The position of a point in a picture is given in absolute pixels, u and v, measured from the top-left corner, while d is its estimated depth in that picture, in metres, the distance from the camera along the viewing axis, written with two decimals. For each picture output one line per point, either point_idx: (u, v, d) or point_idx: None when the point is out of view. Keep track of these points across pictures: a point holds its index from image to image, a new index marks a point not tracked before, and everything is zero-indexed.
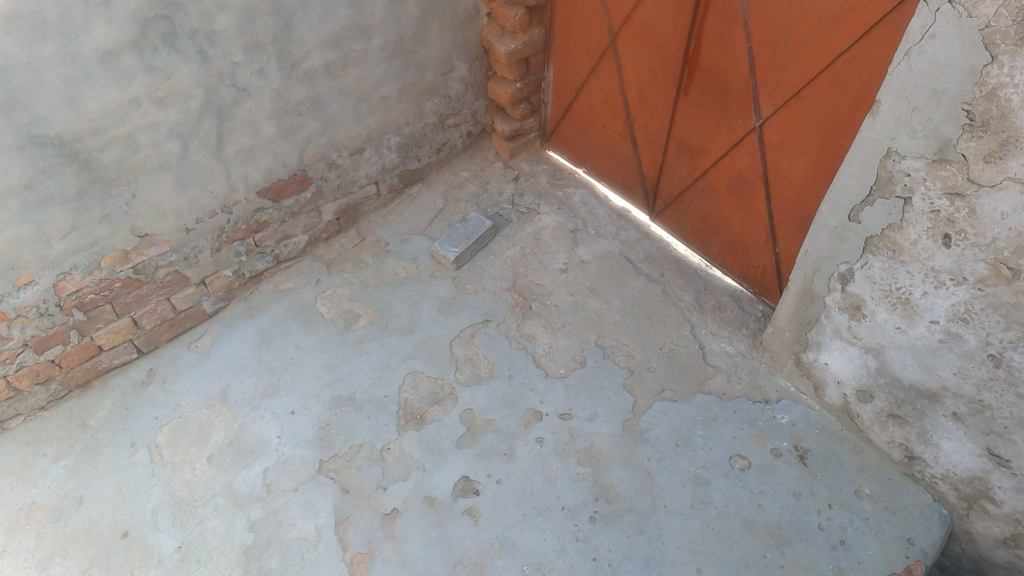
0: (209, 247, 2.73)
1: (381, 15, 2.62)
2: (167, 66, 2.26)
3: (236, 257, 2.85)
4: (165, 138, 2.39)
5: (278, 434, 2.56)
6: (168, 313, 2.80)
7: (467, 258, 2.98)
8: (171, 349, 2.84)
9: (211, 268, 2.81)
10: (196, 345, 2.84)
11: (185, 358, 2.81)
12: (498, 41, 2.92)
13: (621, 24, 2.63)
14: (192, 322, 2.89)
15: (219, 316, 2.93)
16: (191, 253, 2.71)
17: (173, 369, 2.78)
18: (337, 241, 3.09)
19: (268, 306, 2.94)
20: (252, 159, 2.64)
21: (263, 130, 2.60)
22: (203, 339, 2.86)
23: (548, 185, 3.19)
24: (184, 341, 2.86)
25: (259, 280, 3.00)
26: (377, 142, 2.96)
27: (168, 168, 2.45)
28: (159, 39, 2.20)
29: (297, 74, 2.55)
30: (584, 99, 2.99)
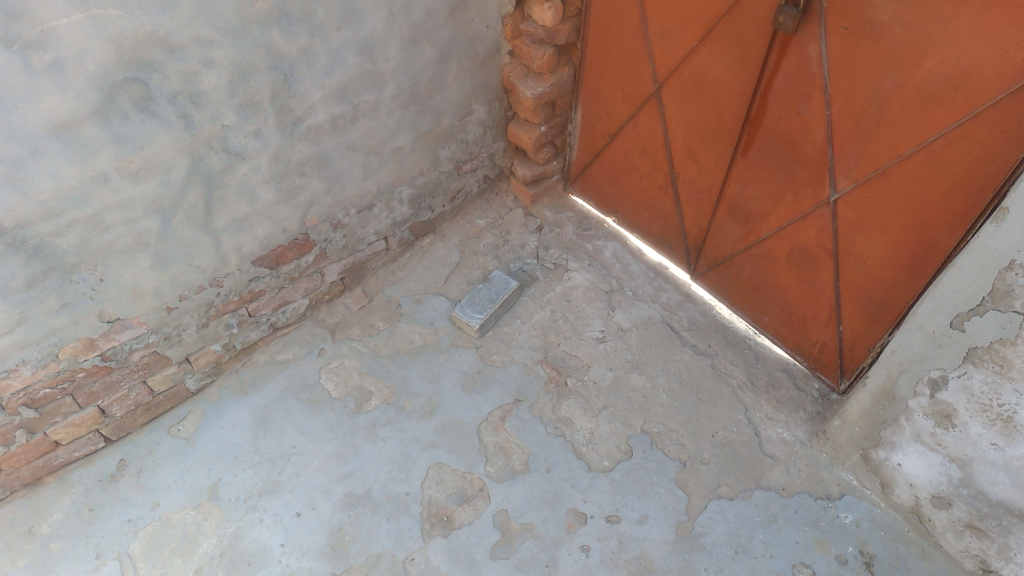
0: (194, 323, 2.39)
1: (395, 61, 2.27)
2: (142, 136, 1.90)
3: (226, 330, 2.51)
4: (141, 216, 2.04)
5: (280, 542, 2.24)
6: (144, 397, 2.47)
7: (491, 324, 2.63)
8: (147, 436, 2.52)
9: (196, 345, 2.47)
10: (178, 431, 2.52)
11: (165, 446, 2.49)
12: (521, 82, 2.58)
13: (668, 73, 2.32)
14: (174, 402, 2.57)
15: (205, 395, 2.60)
16: (173, 332, 2.37)
17: (150, 461, 2.46)
18: (341, 302, 2.75)
19: (263, 381, 2.60)
20: (247, 228, 2.28)
21: (260, 195, 2.24)
22: (187, 422, 2.54)
23: (575, 237, 2.87)
24: (163, 424, 2.54)
25: (252, 350, 2.66)
26: (388, 197, 2.61)
27: (144, 247, 2.10)
28: (130, 106, 1.84)
29: (299, 132, 2.19)
30: (617, 146, 2.66)
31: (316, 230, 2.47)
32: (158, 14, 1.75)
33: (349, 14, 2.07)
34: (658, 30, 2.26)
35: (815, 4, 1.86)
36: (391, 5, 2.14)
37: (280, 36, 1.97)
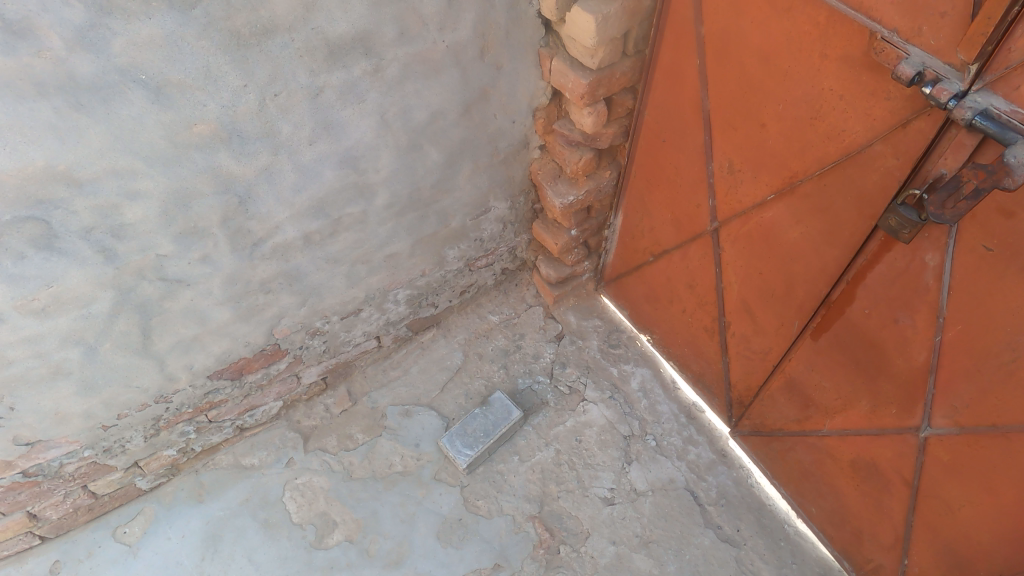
0: (139, 435, 2.11)
1: (388, 170, 1.77)
2: (48, 273, 1.48)
3: (180, 436, 2.22)
4: (56, 348, 1.66)
5: None
6: (86, 499, 2.21)
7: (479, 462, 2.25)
8: (90, 534, 2.25)
9: (144, 452, 2.19)
10: (123, 534, 2.24)
11: (106, 551, 2.21)
12: (551, 185, 2.10)
13: (730, 215, 1.78)
14: (122, 500, 2.30)
15: (158, 494, 2.32)
16: (113, 445, 2.09)
17: (87, 567, 2.18)
18: (321, 402, 2.43)
19: (221, 489, 2.31)
20: (198, 348, 1.90)
21: (214, 316, 1.83)
22: (134, 525, 2.26)
23: (599, 355, 2.43)
24: (108, 523, 2.27)
25: (216, 450, 2.38)
26: (380, 300, 2.18)
27: (65, 375, 1.74)
28: (26, 245, 1.41)
29: (262, 252, 1.74)
30: (660, 268, 2.16)
31: (287, 344, 2.11)
32: (53, 147, 1.30)
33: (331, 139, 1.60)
34: (724, 163, 1.71)
35: None
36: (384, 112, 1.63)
37: (231, 159, 1.49)
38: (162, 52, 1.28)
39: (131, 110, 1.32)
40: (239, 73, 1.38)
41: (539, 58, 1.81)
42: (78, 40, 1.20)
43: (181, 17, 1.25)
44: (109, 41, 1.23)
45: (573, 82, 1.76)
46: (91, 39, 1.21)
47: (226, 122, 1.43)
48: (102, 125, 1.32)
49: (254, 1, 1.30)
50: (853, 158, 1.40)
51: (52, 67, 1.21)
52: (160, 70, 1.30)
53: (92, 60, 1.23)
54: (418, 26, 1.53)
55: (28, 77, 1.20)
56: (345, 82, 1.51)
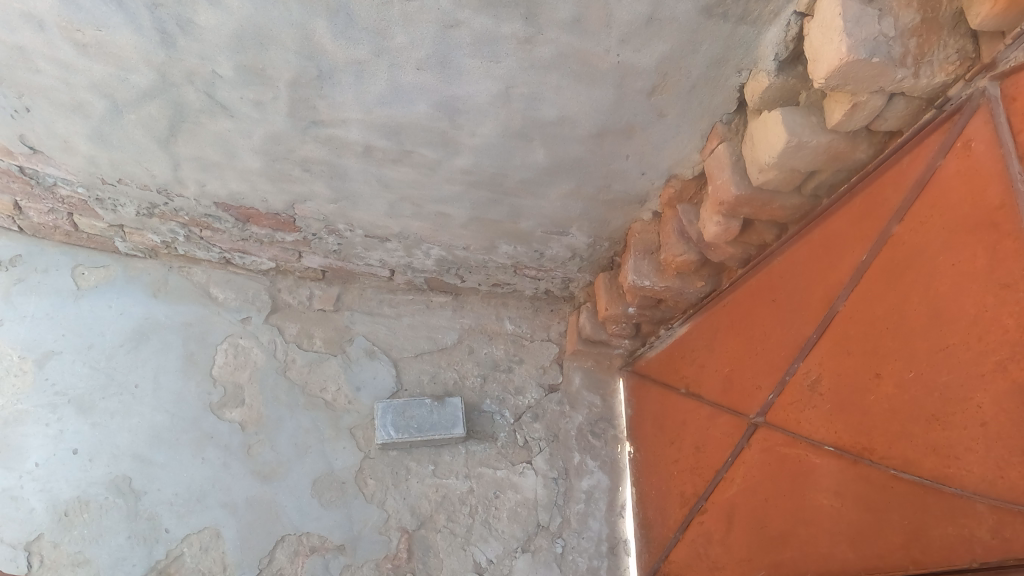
0: (132, 207, 2.01)
1: (484, 140, 1.53)
2: (101, 16, 1.35)
3: (171, 232, 2.09)
4: (84, 88, 1.56)
5: (39, 462, 1.93)
6: (66, 224, 2.16)
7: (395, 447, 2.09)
8: (55, 254, 2.21)
9: (133, 223, 2.10)
10: (80, 275, 2.19)
11: (58, 278, 2.17)
12: (636, 256, 1.81)
13: (779, 425, 1.45)
14: (97, 245, 2.22)
15: (128, 263, 2.23)
16: (108, 200, 2.02)
17: (35, 279, 2.16)
18: (308, 288, 2.27)
19: (178, 298, 2.21)
20: (216, 174, 1.76)
21: (242, 158, 1.68)
22: (93, 273, 2.20)
23: (573, 433, 2.18)
24: (75, 256, 2.21)
25: (198, 264, 2.26)
26: (411, 244, 1.99)
27: (83, 115, 1.65)
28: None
29: (317, 134, 1.55)
30: (682, 405, 1.86)
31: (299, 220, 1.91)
32: None
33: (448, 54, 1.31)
34: (811, 374, 1.37)
35: None
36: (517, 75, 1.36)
37: (327, 32, 1.29)
38: None
39: None
40: None
41: (710, 131, 1.49)
42: None
43: None
44: None
45: (723, 183, 1.45)
46: None
47: None
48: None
49: None
50: None
51: None
52: None
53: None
54: (598, 24, 1.25)
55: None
56: (487, 32, 1.26)
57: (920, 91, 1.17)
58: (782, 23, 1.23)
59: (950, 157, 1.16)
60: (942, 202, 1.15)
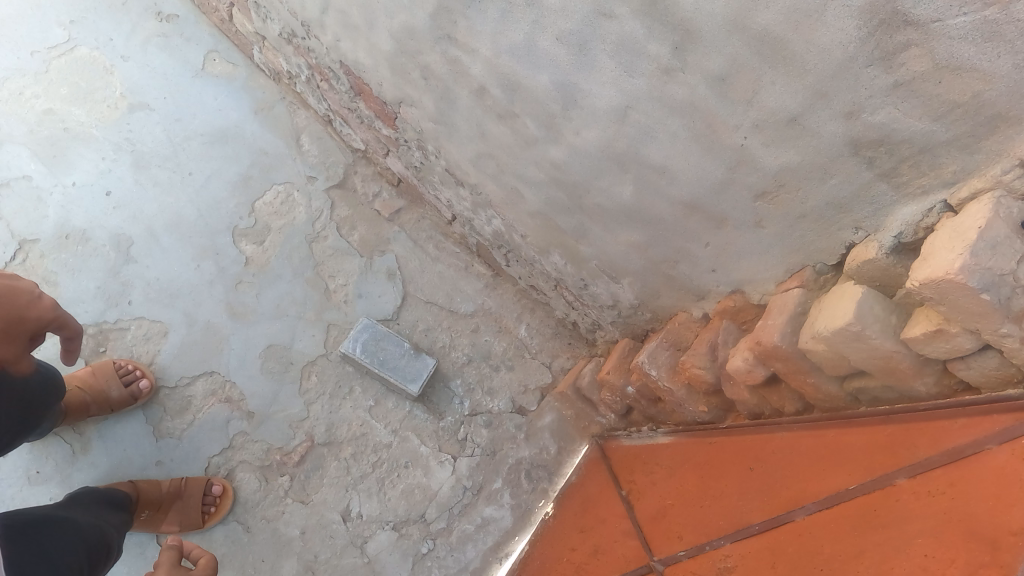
0: (279, 26, 2.02)
1: (583, 144, 1.45)
2: None
3: (298, 67, 2.11)
4: None
5: (77, 183, 2.04)
6: (224, 13, 2.20)
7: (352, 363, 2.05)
8: (203, 32, 2.27)
9: (273, 42, 2.11)
10: (209, 60, 2.25)
11: (191, 51, 2.24)
12: (662, 343, 1.72)
13: None
14: (238, 44, 2.27)
15: (253, 74, 2.26)
16: (264, 8, 2.03)
17: (175, 41, 2.24)
18: (379, 186, 2.25)
19: (272, 126, 2.22)
20: (352, 37, 1.78)
21: (378, 35, 1.67)
22: (220, 65, 2.25)
23: (510, 461, 2.08)
24: (217, 42, 2.27)
25: (306, 108, 2.27)
26: (479, 202, 1.95)
27: None
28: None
29: (445, 50, 1.52)
30: (611, 504, 1.72)
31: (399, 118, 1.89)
32: None
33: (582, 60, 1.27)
34: (727, 560, 1.21)
35: None
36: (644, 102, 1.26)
37: None
38: None
39: None
40: None
41: (797, 268, 1.34)
42: None
43: None
44: None
45: (770, 325, 1.32)
46: None
47: None
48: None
49: None
50: None
51: None
52: None
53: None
54: (740, 96, 1.12)
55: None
56: (631, 39, 1.16)
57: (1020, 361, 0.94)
58: (923, 205, 1.06)
59: (1001, 447, 0.89)
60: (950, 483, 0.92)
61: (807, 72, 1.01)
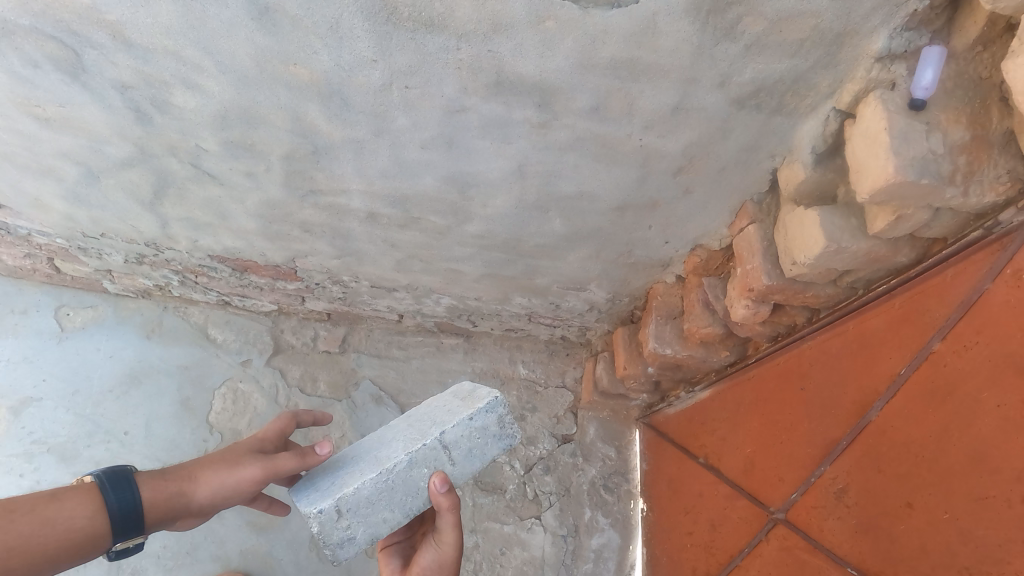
0: (121, 255, 1.88)
1: (498, 211, 1.42)
2: (61, 95, 1.15)
3: (163, 278, 1.97)
4: (54, 158, 1.39)
5: None
6: (48, 267, 2.01)
7: (420, 425, 1.14)
8: (36, 294, 2.08)
9: (120, 269, 1.96)
10: (64, 316, 2.06)
11: (39, 321, 2.04)
12: (659, 322, 1.74)
13: (801, 524, 1.37)
14: (81, 284, 2.08)
15: (118, 303, 2.10)
16: (94, 249, 1.86)
17: (14, 321, 2.03)
18: (313, 329, 2.14)
19: (173, 344, 2.06)
20: (208, 233, 1.65)
21: (236, 219, 1.56)
22: (78, 314, 2.07)
23: (585, 488, 2.04)
24: (58, 295, 2.09)
25: (194, 304, 2.12)
26: (419, 293, 1.89)
27: (58, 179, 1.50)
28: (43, 59, 1.06)
29: (314, 202, 1.45)
30: (701, 478, 1.74)
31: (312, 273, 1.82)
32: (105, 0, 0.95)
33: (431, 230, 1.53)
34: (839, 483, 1.28)
35: None
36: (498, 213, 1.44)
37: (321, 116, 1.14)
38: None
39: (221, 16, 0.96)
40: (373, 46, 0.99)
41: (739, 208, 1.41)
42: None
43: None
44: None
45: (754, 268, 1.36)
46: None
47: (332, 81, 1.05)
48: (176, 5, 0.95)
49: None
50: None
51: None
52: None
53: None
54: (620, 111, 1.14)
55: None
56: (494, 119, 1.15)
57: (968, 208, 1.06)
58: (819, 118, 1.16)
59: (999, 283, 1.05)
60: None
61: (670, 71, 1.06)
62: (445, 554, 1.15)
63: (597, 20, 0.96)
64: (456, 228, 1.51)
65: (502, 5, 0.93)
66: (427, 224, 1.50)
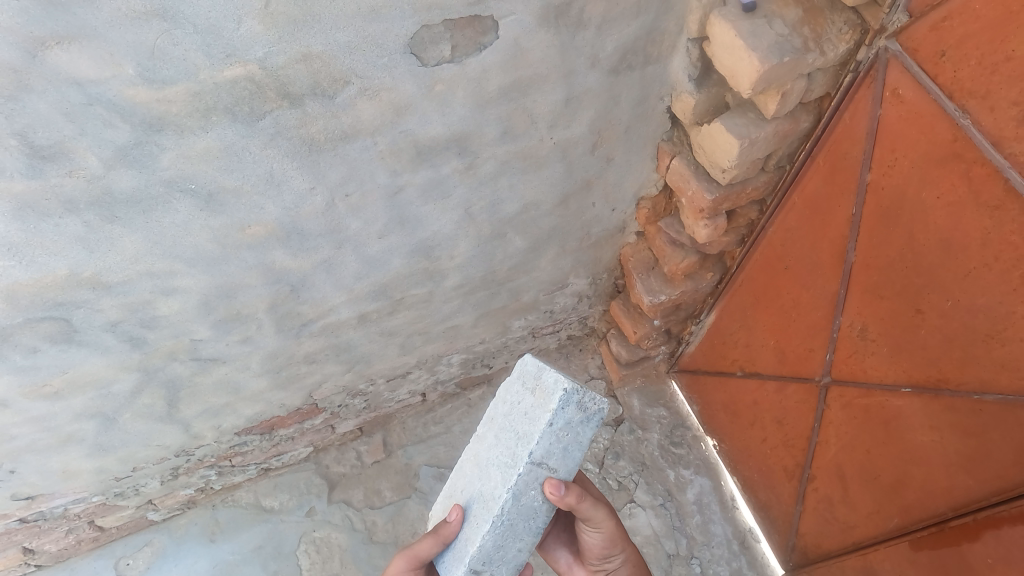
0: (158, 479, 1.77)
1: (464, 256, 1.54)
2: (63, 363, 1.22)
3: (203, 477, 1.87)
4: (68, 422, 1.37)
5: None
6: (89, 532, 1.86)
7: (505, 442, 1.17)
8: (90, 564, 1.90)
9: (161, 492, 1.84)
10: (126, 567, 1.89)
11: None
12: (643, 277, 1.87)
13: (848, 379, 1.47)
14: (129, 530, 1.93)
15: (171, 526, 1.96)
16: (128, 489, 1.75)
17: None
18: (353, 449, 2.10)
19: (237, 532, 1.96)
20: (229, 413, 1.63)
21: (249, 385, 1.57)
22: (138, 559, 1.91)
23: (658, 453, 2.14)
24: (112, 553, 1.91)
25: (236, 487, 2.02)
26: (432, 364, 1.95)
27: (76, 442, 1.44)
28: (40, 340, 1.14)
29: (310, 331, 1.50)
30: (746, 387, 1.87)
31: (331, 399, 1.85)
32: (78, 257, 1.03)
33: (417, 302, 1.61)
34: (856, 326, 1.41)
35: None
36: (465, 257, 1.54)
37: (287, 256, 1.24)
38: (218, 163, 1.00)
39: (176, 217, 1.05)
40: (307, 177, 1.11)
41: (657, 151, 1.57)
42: (120, 158, 0.93)
43: (246, 128, 0.98)
44: (156, 157, 0.95)
45: (695, 192, 1.51)
46: (135, 155, 0.93)
47: (286, 222, 1.17)
48: (140, 234, 1.04)
49: (337, 106, 1.02)
50: None
51: (85, 184, 0.94)
52: (214, 179, 1.02)
53: (133, 175, 0.96)
54: (525, 125, 1.28)
55: (56, 196, 0.93)
56: (431, 180, 1.27)
57: (831, 62, 1.23)
58: (683, 52, 1.33)
59: (886, 105, 1.20)
60: (961, 129, 1.07)
61: (550, 73, 1.21)
62: (607, 528, 1.29)
63: (473, 65, 1.10)
64: (436, 290, 1.60)
65: (395, 92, 1.06)
66: (411, 301, 1.59)
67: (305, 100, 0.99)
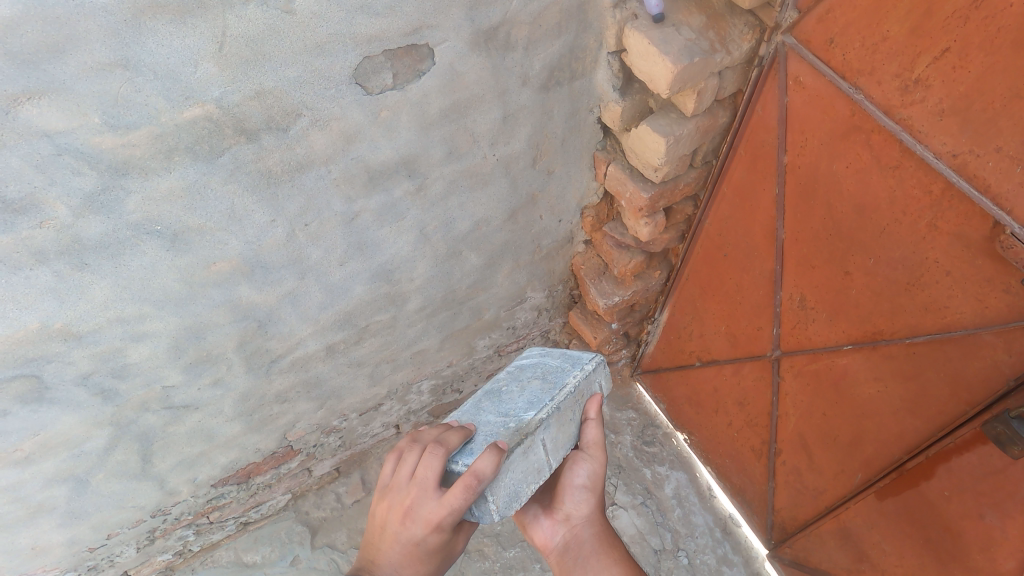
0: (133, 546, 1.73)
1: (423, 278, 1.59)
2: (35, 424, 1.21)
3: (180, 539, 1.83)
4: (40, 488, 1.35)
5: None
6: None
7: None
8: None
9: (137, 561, 1.80)
10: None
11: None
12: (595, 283, 1.97)
13: (795, 349, 1.58)
14: None
15: None
16: (102, 561, 1.71)
17: None
18: (332, 491, 2.09)
19: None
20: (205, 463, 1.62)
21: (223, 432, 1.57)
22: None
23: (632, 454, 2.20)
24: None
25: (216, 546, 1.97)
26: (403, 393, 1.97)
27: (49, 510, 1.41)
28: (11, 402, 1.14)
29: (279, 367, 1.52)
30: (706, 375, 1.97)
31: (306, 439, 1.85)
32: (48, 310, 1.05)
33: (381, 328, 1.65)
34: (795, 297, 1.52)
35: (1011, 402, 1.15)
36: (424, 279, 1.60)
37: (252, 290, 1.28)
38: (182, 202, 1.04)
39: (143, 260, 1.08)
40: (267, 210, 1.16)
41: (594, 161, 1.68)
42: (88, 206, 0.97)
43: (207, 166, 1.03)
44: (122, 202, 0.99)
45: (633, 193, 1.62)
46: (102, 202, 0.97)
47: (249, 256, 1.21)
48: (109, 280, 1.07)
49: (291, 139, 1.09)
50: (953, 340, 1.21)
51: (54, 235, 0.97)
52: (179, 219, 1.06)
53: (101, 222, 0.99)
54: (468, 144, 1.37)
55: (27, 249, 0.96)
56: (384, 204, 1.33)
57: (738, 60, 1.36)
58: (605, 65, 1.44)
59: (790, 92, 1.34)
60: (856, 104, 1.20)
61: (487, 93, 1.30)
62: (588, 465, 1.15)
63: (414, 91, 1.18)
64: (399, 315, 1.65)
65: (344, 121, 1.13)
66: (376, 328, 1.64)
67: (261, 135, 1.05)
